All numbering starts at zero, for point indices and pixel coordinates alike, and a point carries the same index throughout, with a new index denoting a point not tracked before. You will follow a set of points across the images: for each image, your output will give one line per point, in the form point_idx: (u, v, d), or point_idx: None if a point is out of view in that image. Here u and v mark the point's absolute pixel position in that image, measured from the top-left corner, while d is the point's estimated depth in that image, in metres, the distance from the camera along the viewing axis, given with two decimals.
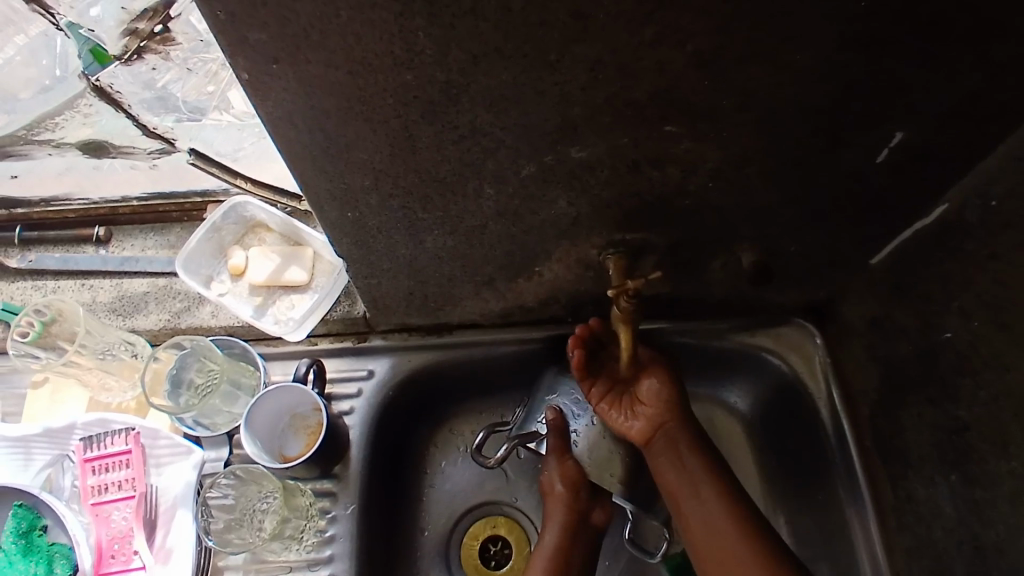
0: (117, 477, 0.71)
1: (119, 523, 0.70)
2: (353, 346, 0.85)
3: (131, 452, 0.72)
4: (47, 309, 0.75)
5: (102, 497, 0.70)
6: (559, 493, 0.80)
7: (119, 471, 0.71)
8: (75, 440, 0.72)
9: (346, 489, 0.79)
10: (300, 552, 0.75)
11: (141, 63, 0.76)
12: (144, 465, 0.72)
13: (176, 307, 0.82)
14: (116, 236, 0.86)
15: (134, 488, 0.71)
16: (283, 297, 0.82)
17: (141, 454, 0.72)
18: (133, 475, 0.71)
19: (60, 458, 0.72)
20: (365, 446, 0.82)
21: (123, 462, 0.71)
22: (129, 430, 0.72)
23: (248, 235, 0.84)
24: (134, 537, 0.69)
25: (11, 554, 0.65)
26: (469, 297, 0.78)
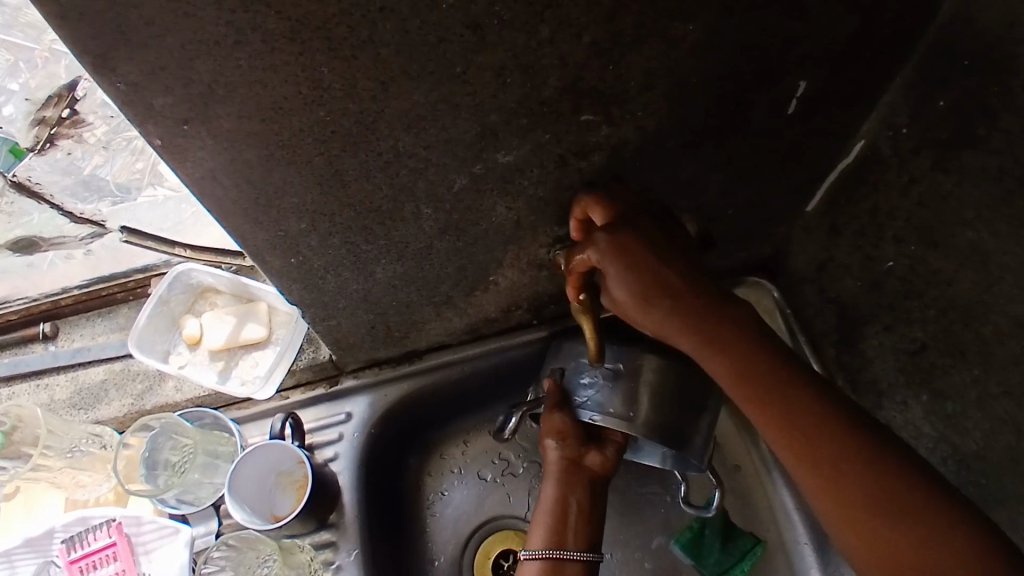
0: (107, 572, 0.69)
1: None
2: (326, 392, 0.85)
3: (116, 543, 0.70)
4: (5, 417, 0.72)
5: None
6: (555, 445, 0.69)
7: (108, 565, 0.69)
8: (57, 544, 0.70)
9: (345, 536, 0.79)
10: None
11: (55, 149, 0.83)
12: (132, 554, 0.70)
13: (137, 389, 0.80)
14: (63, 329, 0.84)
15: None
16: (245, 356, 0.81)
17: (127, 544, 0.70)
18: (124, 567, 0.69)
19: (45, 565, 0.69)
20: (357, 489, 0.81)
21: (111, 556, 0.70)
22: (110, 522, 0.70)
23: (198, 302, 0.84)
24: None
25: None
26: (432, 319, 0.78)
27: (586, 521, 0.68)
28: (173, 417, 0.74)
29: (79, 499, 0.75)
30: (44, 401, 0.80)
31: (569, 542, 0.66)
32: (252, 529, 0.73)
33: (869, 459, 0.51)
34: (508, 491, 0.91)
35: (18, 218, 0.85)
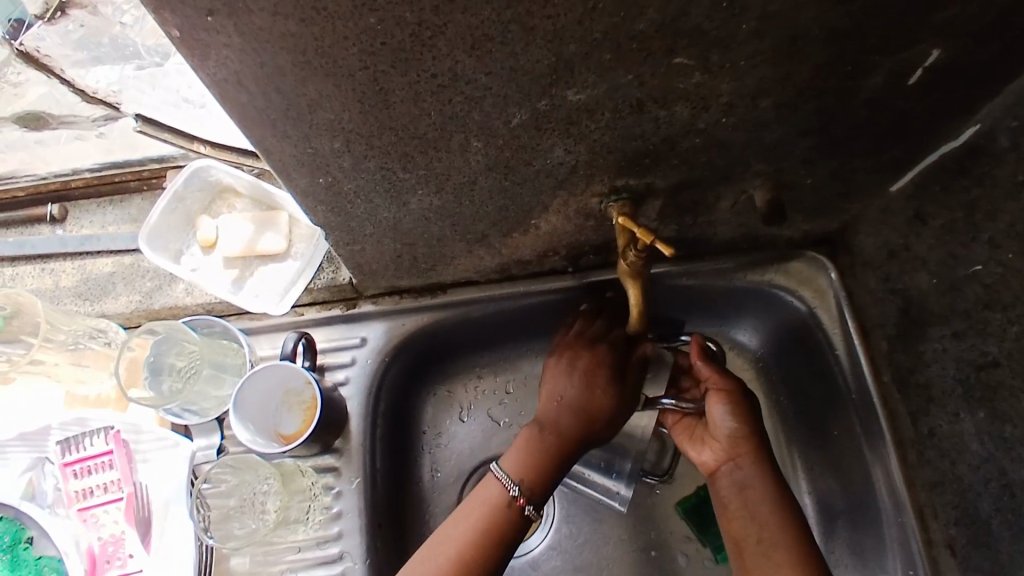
0: (102, 479, 0.69)
1: (110, 526, 0.68)
2: (342, 314, 0.80)
3: (113, 452, 0.69)
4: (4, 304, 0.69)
5: (88, 501, 0.68)
6: (548, 439, 0.73)
7: (103, 472, 0.69)
8: (52, 444, 0.69)
9: (350, 463, 0.76)
10: (309, 530, 0.74)
11: (66, 20, 0.73)
12: (129, 463, 0.69)
13: (146, 287, 0.76)
14: (72, 214, 0.80)
15: (123, 488, 0.69)
16: (261, 268, 0.77)
17: (125, 454, 0.69)
18: (120, 475, 0.69)
19: (39, 462, 0.69)
20: (367, 417, 0.78)
21: (107, 463, 0.69)
22: (108, 430, 0.70)
23: (216, 202, 0.79)
24: (127, 540, 0.67)
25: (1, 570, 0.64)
26: (462, 255, 0.73)
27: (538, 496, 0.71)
28: (167, 325, 0.71)
29: (78, 395, 0.72)
30: (49, 286, 0.77)
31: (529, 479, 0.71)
32: (255, 451, 0.71)
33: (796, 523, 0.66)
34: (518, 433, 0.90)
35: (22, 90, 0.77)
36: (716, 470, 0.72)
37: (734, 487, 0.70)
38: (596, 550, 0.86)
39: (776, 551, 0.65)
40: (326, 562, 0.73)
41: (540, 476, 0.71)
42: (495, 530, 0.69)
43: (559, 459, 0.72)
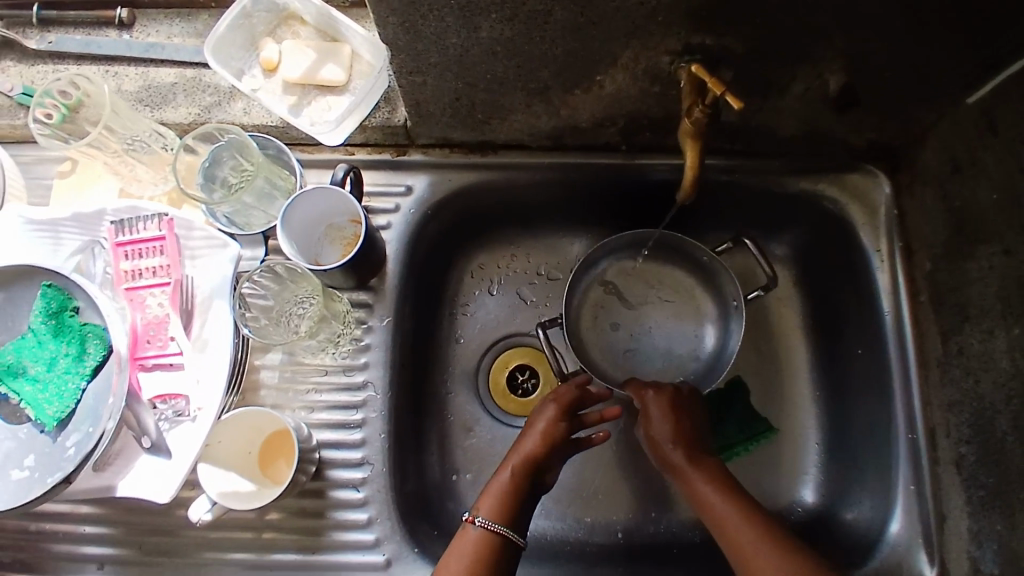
0: (151, 264, 0.66)
1: (154, 310, 0.65)
2: (390, 160, 0.81)
3: (164, 239, 0.67)
4: (74, 90, 0.70)
5: (136, 283, 0.66)
6: (512, 483, 0.71)
7: (153, 257, 0.66)
8: (105, 226, 0.68)
9: (382, 302, 0.80)
10: (336, 357, 0.78)
11: None
12: (179, 254, 0.67)
13: (206, 101, 0.77)
14: (140, 21, 0.81)
15: (169, 276, 0.66)
16: (319, 98, 0.77)
17: (175, 243, 0.67)
18: (168, 262, 0.66)
19: (91, 244, 0.68)
20: (403, 263, 0.81)
21: (158, 249, 0.66)
22: (162, 217, 0.68)
23: (281, 27, 0.78)
24: (169, 324, 0.65)
25: (42, 334, 0.62)
26: (519, 109, 0.72)
27: (512, 504, 0.69)
28: (239, 133, 0.70)
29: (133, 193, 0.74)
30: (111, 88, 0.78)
31: (493, 501, 0.69)
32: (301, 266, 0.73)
33: (755, 518, 0.66)
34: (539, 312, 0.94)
35: None
36: (681, 469, 0.71)
37: (686, 494, 0.70)
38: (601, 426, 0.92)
39: (717, 505, 0.67)
40: (348, 387, 0.77)
41: (509, 507, 0.69)
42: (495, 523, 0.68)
43: (522, 497, 0.71)
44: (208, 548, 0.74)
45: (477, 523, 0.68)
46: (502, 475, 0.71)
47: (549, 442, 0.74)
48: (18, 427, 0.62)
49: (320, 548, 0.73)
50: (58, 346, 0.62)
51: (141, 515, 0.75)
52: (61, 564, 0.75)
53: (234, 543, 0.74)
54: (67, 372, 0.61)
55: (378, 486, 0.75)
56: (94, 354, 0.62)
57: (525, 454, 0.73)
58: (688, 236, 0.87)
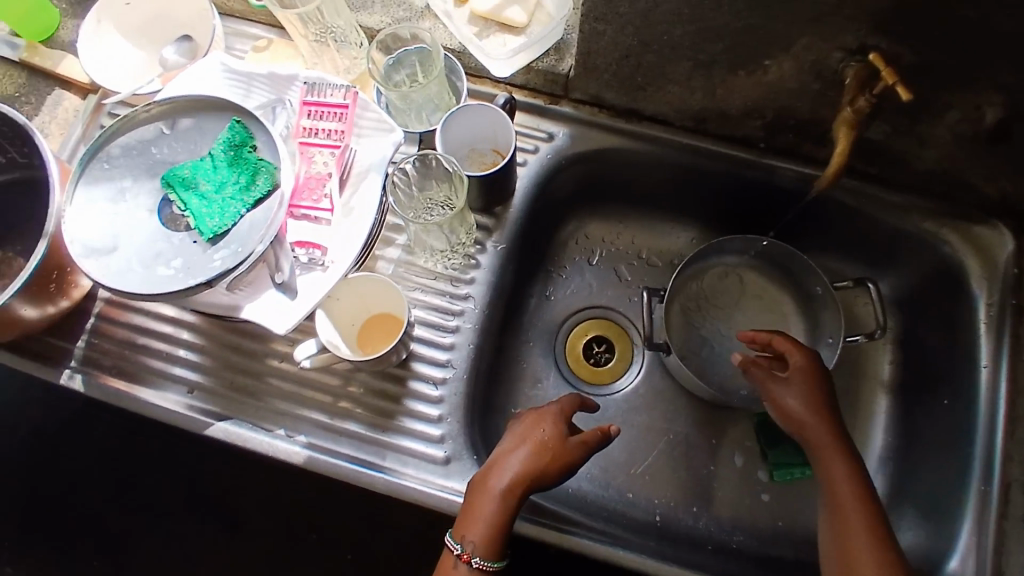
0: (328, 126, 0.74)
1: (319, 166, 0.73)
2: (542, 105, 0.88)
3: (346, 108, 0.75)
4: None
5: (311, 139, 0.74)
6: (499, 526, 0.67)
7: (331, 121, 0.74)
8: (296, 86, 0.76)
9: (499, 231, 0.85)
10: (447, 267, 0.83)
11: None
12: (352, 126, 0.74)
13: (398, 15, 0.86)
14: None
15: (339, 141, 0.74)
16: (497, 34, 0.84)
17: (353, 115, 0.75)
18: (343, 129, 0.74)
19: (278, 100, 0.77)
20: (527, 201, 0.86)
21: (338, 115, 0.74)
22: (349, 89, 0.75)
23: None
24: (327, 183, 0.73)
25: (219, 162, 0.70)
26: (678, 81, 0.78)
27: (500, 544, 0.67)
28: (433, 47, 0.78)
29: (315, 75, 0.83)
30: None
31: (479, 539, 0.67)
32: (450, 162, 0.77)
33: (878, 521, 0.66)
34: (630, 293, 0.98)
35: None
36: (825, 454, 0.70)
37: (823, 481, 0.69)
38: (664, 411, 0.93)
39: (843, 491, 0.67)
40: (450, 295, 0.83)
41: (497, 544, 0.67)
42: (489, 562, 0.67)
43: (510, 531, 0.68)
44: (283, 398, 0.79)
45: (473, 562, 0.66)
46: (488, 514, 0.67)
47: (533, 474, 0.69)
48: (172, 234, 0.68)
49: (387, 429, 0.77)
50: (230, 173, 0.69)
51: (236, 356, 0.81)
52: (150, 377, 0.80)
53: (308, 403, 0.79)
54: (233, 196, 0.68)
55: (455, 389, 0.79)
56: (257, 188, 0.69)
57: (510, 489, 0.68)
58: (814, 269, 0.88)
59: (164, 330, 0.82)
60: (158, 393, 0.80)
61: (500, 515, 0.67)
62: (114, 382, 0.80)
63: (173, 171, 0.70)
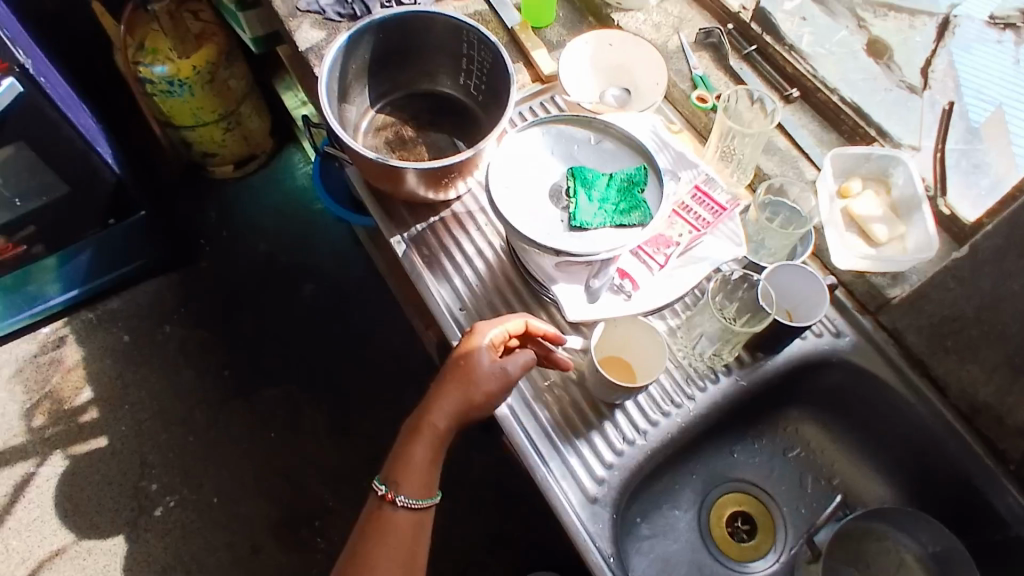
0: (701, 212, 0.89)
1: (675, 232, 0.89)
2: (851, 308, 0.99)
3: (723, 210, 0.89)
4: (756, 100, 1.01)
5: (684, 211, 0.89)
6: (423, 457, 0.81)
7: (705, 210, 0.89)
8: (697, 172, 0.94)
9: (747, 369, 0.94)
10: (691, 366, 0.93)
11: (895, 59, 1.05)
12: (717, 223, 0.89)
13: (789, 173, 1.02)
14: (796, 104, 1.08)
15: (700, 227, 0.88)
16: (854, 234, 0.98)
17: (723, 217, 0.89)
18: (710, 221, 0.89)
19: (677, 171, 0.94)
20: (787, 363, 0.96)
21: (714, 210, 0.89)
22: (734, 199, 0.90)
23: (873, 182, 1.01)
24: (672, 248, 0.88)
25: (617, 184, 0.88)
26: (982, 368, 0.88)
27: (423, 476, 0.81)
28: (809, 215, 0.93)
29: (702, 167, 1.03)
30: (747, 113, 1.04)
31: (408, 485, 0.80)
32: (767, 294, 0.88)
33: None
34: (800, 501, 1.01)
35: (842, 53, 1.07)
36: None
37: None
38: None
39: None
40: (681, 387, 0.92)
41: (419, 478, 0.80)
42: (420, 490, 0.81)
43: (429, 463, 0.81)
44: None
45: (397, 501, 0.80)
46: (421, 449, 0.81)
47: (479, 403, 0.81)
48: (555, 203, 0.87)
49: (564, 440, 0.87)
50: (617, 197, 0.87)
51: (503, 309, 0.97)
52: (442, 274, 1.00)
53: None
54: (608, 212, 0.86)
55: (636, 455, 0.88)
56: (629, 218, 0.85)
57: (442, 431, 0.81)
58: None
59: (469, 253, 1.01)
60: (436, 287, 0.99)
61: (434, 458, 0.82)
62: (415, 257, 1.01)
63: (581, 170, 0.89)
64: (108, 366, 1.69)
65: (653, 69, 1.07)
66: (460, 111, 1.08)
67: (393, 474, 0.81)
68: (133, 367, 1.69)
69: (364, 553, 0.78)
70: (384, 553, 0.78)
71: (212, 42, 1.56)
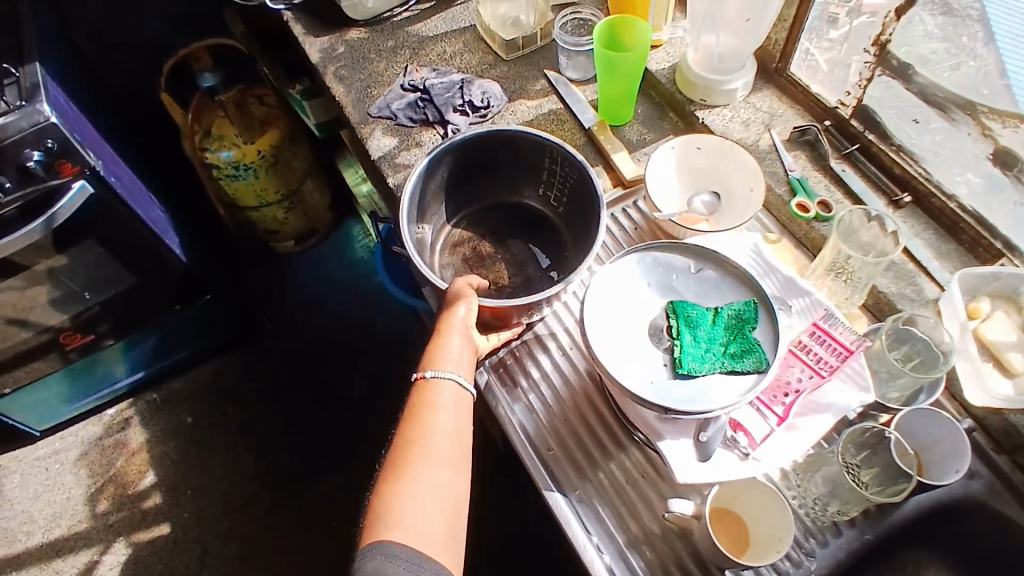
0: (822, 354, 0.81)
1: (794, 377, 0.81)
2: (983, 447, 0.88)
3: (850, 353, 0.80)
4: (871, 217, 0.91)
5: (803, 352, 0.82)
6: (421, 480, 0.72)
7: (828, 352, 0.81)
8: (810, 302, 0.86)
9: (871, 523, 0.85)
10: (809, 521, 0.84)
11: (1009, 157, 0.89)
12: (843, 367, 0.80)
13: (904, 291, 0.93)
14: (906, 210, 0.99)
15: (824, 372, 0.80)
16: (987, 364, 0.87)
17: (850, 361, 0.80)
18: (834, 365, 0.80)
19: (787, 300, 0.87)
20: (912, 514, 0.86)
21: (839, 353, 0.80)
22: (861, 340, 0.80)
23: (1006, 301, 0.90)
24: (794, 398, 0.79)
25: (727, 321, 0.81)
26: None
27: (404, 497, 0.70)
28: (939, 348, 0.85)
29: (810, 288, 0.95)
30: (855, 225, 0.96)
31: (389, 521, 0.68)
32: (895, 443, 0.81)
33: None
34: None
35: (950, 151, 0.95)
36: None
37: None
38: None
39: None
40: (797, 543, 0.84)
41: (401, 505, 0.69)
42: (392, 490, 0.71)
43: (414, 482, 0.71)
44: (596, 497, 0.87)
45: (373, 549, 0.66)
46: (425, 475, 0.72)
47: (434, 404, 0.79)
48: (657, 344, 0.81)
49: None
50: (726, 337, 0.80)
51: (595, 446, 0.90)
52: (525, 406, 0.94)
53: (611, 511, 0.86)
54: (719, 356, 0.78)
55: None
56: (742, 364, 0.77)
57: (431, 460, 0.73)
58: None
59: (555, 382, 0.95)
60: (512, 409, 0.93)
61: (456, 467, 0.74)
62: (496, 385, 0.96)
63: (684, 305, 0.83)
64: (170, 449, 1.68)
65: (745, 174, 0.99)
66: (540, 221, 1.03)
67: (417, 396, 0.80)
68: (195, 449, 1.67)
69: (398, 484, 0.71)
70: (421, 412, 0.78)
71: (275, 128, 1.56)
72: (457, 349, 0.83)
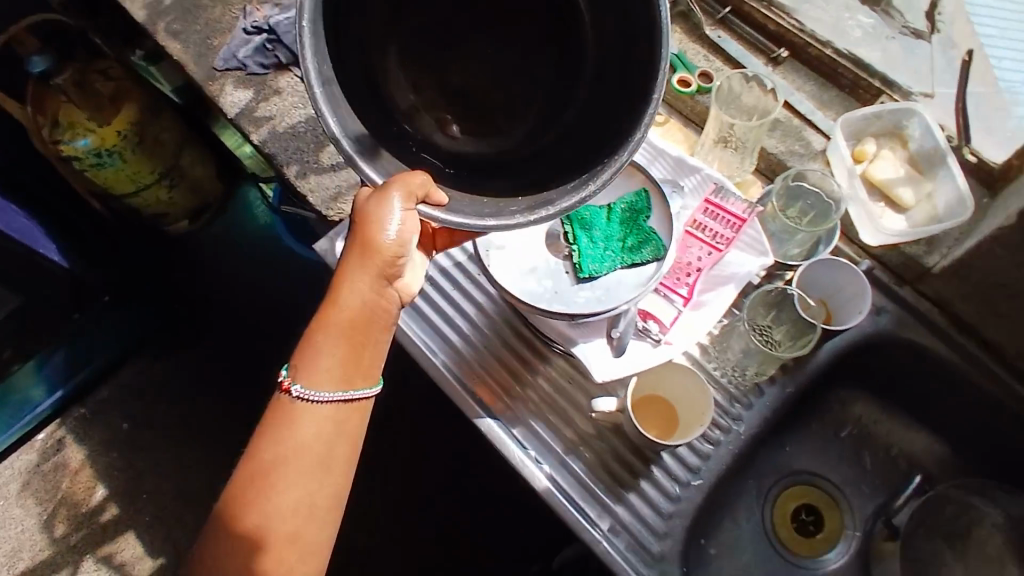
0: (716, 229, 0.82)
1: (694, 258, 0.81)
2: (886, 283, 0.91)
3: (741, 221, 0.82)
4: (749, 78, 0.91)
5: (698, 232, 0.82)
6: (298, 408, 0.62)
7: (722, 226, 0.82)
8: (699, 178, 0.84)
9: (789, 374, 0.88)
10: (733, 386, 0.87)
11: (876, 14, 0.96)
12: (739, 235, 0.82)
13: (793, 148, 0.92)
14: (785, 67, 0.98)
15: (721, 245, 0.81)
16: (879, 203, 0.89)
17: (744, 229, 0.82)
18: (728, 236, 0.81)
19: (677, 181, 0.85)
20: (829, 358, 0.90)
21: (732, 224, 0.82)
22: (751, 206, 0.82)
23: (887, 139, 0.91)
24: (696, 276, 0.80)
25: (620, 215, 0.79)
26: None
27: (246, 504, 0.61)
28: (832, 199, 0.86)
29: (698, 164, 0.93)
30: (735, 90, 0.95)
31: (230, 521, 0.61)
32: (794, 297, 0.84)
33: None
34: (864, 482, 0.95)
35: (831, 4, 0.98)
36: None
37: None
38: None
39: None
40: (725, 408, 0.87)
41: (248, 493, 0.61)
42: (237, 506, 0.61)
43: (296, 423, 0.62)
44: (528, 410, 0.86)
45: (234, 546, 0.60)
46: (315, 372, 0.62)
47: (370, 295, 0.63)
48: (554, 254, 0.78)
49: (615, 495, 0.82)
50: (621, 230, 0.78)
51: (518, 359, 0.89)
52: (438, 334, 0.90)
53: (543, 421, 0.86)
54: (617, 252, 0.77)
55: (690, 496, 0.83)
56: (642, 254, 0.76)
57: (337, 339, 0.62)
58: None
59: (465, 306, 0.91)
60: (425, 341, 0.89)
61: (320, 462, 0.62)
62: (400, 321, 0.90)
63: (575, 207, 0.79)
64: (115, 459, 1.61)
65: None
66: None
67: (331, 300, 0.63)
68: (141, 453, 1.62)
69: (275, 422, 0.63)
70: (339, 286, 0.63)
71: (129, 103, 1.39)
72: (355, 275, 0.63)
